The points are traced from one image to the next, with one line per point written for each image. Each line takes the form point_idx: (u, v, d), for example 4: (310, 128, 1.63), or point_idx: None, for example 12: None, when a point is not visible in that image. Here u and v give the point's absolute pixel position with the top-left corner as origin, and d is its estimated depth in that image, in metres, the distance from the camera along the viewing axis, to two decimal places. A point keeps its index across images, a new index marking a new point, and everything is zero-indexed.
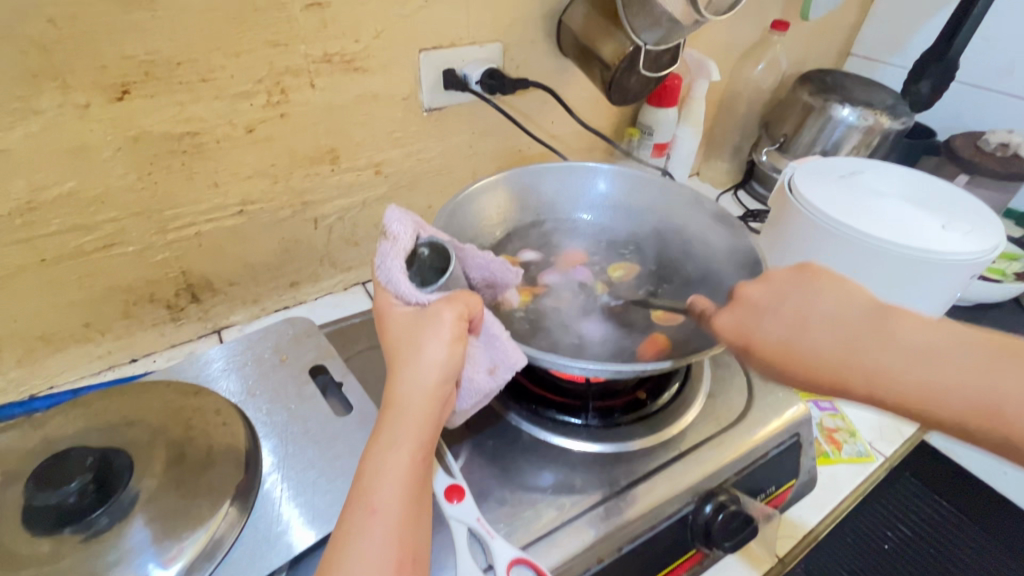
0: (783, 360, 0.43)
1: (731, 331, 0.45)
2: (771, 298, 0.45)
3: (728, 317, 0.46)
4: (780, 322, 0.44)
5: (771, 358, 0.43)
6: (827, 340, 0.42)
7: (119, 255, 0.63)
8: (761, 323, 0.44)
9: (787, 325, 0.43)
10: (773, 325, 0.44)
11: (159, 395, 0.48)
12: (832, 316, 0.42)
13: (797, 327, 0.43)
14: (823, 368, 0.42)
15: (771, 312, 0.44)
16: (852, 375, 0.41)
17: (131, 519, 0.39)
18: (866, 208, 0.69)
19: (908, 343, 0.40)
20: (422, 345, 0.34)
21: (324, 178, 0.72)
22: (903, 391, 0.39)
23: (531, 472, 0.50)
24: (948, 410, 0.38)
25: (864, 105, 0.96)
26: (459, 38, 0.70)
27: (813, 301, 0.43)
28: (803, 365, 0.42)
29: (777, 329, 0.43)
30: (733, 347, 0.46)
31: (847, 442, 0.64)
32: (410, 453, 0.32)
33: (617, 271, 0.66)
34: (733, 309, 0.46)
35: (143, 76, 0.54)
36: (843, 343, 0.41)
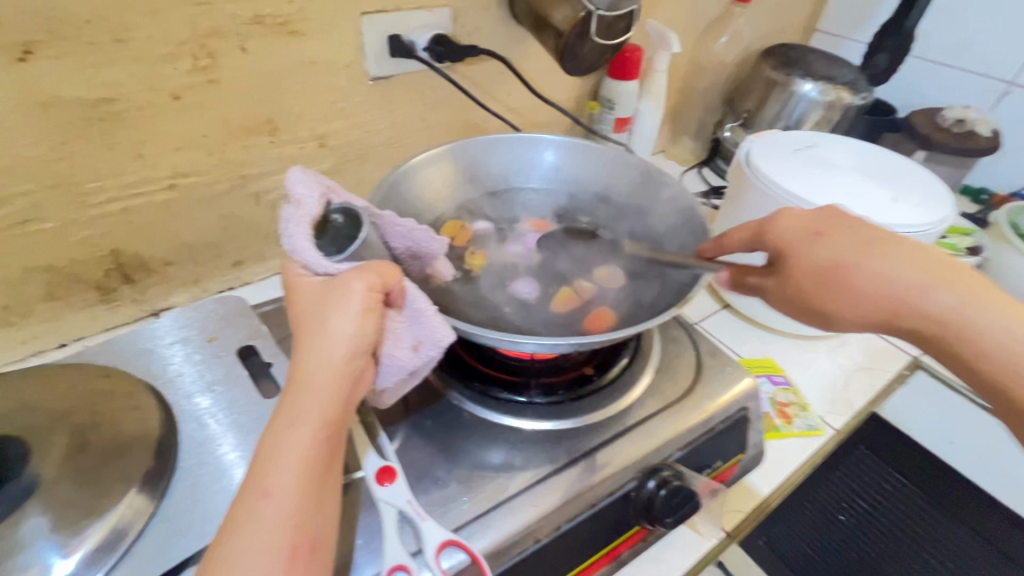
0: (827, 273, 0.46)
1: (801, 236, 0.47)
2: (832, 218, 0.47)
3: (799, 224, 0.48)
4: (844, 236, 0.46)
5: (825, 263, 0.46)
6: (890, 273, 0.44)
7: (37, 232, 0.59)
8: (830, 233, 0.46)
9: (848, 241, 0.46)
10: (839, 240, 0.46)
11: (69, 378, 0.45)
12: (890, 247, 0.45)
13: (859, 246, 0.45)
14: (872, 289, 0.44)
15: (838, 228, 0.47)
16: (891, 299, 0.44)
17: (24, 510, 0.36)
18: (820, 180, 0.68)
19: (949, 292, 0.43)
20: (329, 317, 0.32)
21: (263, 150, 0.68)
22: (927, 316, 0.43)
23: (471, 451, 0.49)
24: (954, 348, 0.43)
25: (825, 79, 0.96)
26: (404, 2, 0.67)
27: (872, 232, 0.46)
28: (854, 279, 0.45)
29: (837, 242, 0.46)
30: (790, 254, 0.47)
31: (798, 416, 0.64)
32: (312, 433, 0.30)
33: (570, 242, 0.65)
34: (801, 218, 0.48)
35: (47, 35, 0.50)
36: (907, 273, 0.44)
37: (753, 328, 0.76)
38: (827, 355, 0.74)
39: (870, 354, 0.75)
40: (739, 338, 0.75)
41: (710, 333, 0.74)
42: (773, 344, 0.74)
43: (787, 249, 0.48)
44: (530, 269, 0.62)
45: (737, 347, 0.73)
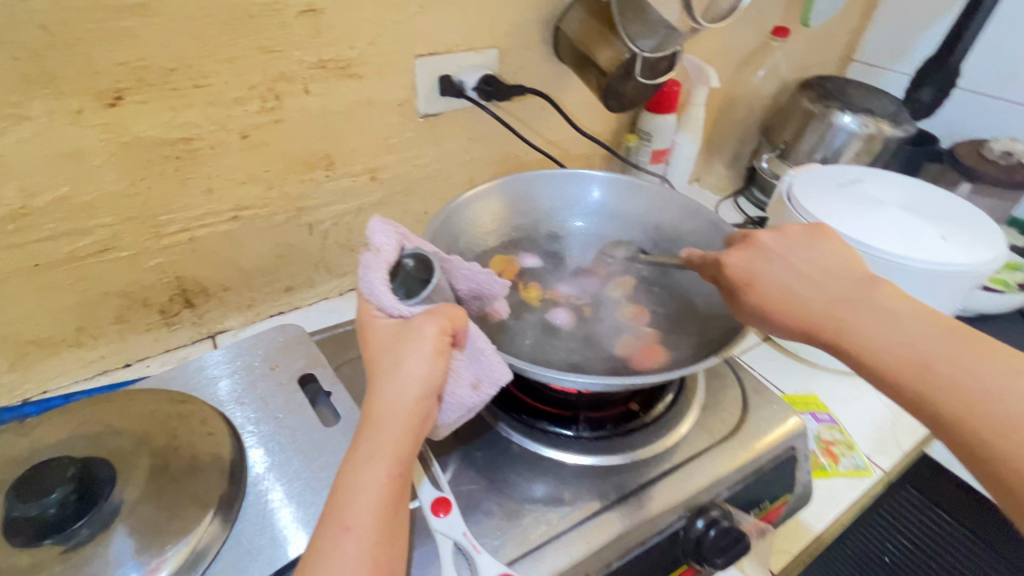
0: (768, 304, 0.48)
1: (739, 272, 0.50)
2: (772, 250, 0.50)
3: (739, 258, 0.51)
4: (780, 268, 0.49)
5: (765, 296, 0.48)
6: (814, 296, 0.47)
7: (113, 261, 0.62)
8: (768, 266, 0.49)
9: (786, 272, 0.49)
10: (773, 273, 0.49)
11: (146, 404, 0.48)
12: (823, 275, 0.48)
13: (790, 275, 0.48)
14: (812, 315, 0.46)
15: (773, 259, 0.50)
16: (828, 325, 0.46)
17: (113, 530, 0.39)
18: (866, 217, 0.68)
19: (882, 310, 0.44)
20: (402, 359, 0.35)
21: (319, 183, 0.71)
22: (868, 341, 0.43)
23: (520, 483, 0.50)
24: (893, 371, 0.42)
25: (864, 112, 0.96)
26: (455, 44, 0.70)
27: (806, 262, 0.49)
28: (791, 310, 0.47)
29: (771, 274, 0.49)
30: (734, 291, 0.51)
31: (845, 456, 0.63)
32: (387, 468, 0.32)
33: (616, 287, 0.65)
34: (744, 254, 0.51)
35: (135, 82, 0.53)
36: (837, 297, 0.46)
37: (795, 362, 0.76)
38: (872, 392, 0.73)
39: None
40: (781, 372, 0.74)
41: (751, 367, 0.73)
42: (816, 379, 0.74)
43: (738, 279, 0.50)
44: (575, 301, 0.64)
45: (779, 382, 0.73)
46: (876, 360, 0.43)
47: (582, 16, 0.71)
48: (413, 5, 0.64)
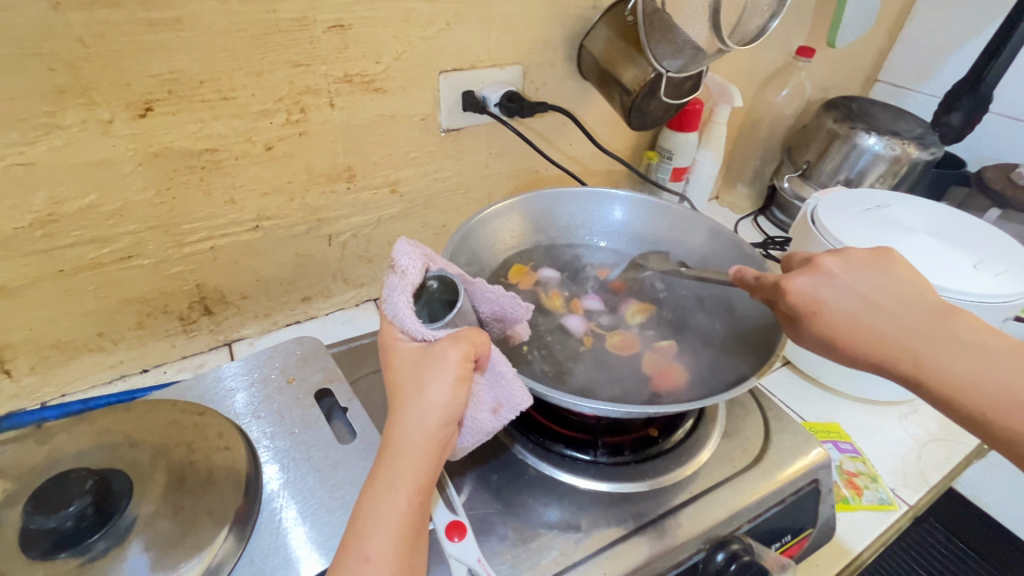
0: (836, 334, 0.46)
1: (805, 299, 0.47)
2: (839, 276, 0.47)
3: (808, 283, 0.47)
4: (848, 297, 0.46)
5: (834, 327, 0.45)
6: (884, 323, 0.45)
7: (136, 268, 0.62)
8: (836, 295, 0.46)
9: (852, 300, 0.46)
10: (840, 301, 0.46)
11: (163, 415, 0.48)
12: (892, 304, 0.45)
13: (860, 303, 0.45)
14: (884, 347, 0.44)
15: (841, 287, 0.46)
16: (900, 357, 0.44)
17: (129, 544, 0.39)
18: (894, 243, 0.66)
19: (959, 342, 0.43)
20: (425, 386, 0.36)
21: (339, 195, 0.71)
22: (946, 376, 0.42)
23: (535, 508, 0.49)
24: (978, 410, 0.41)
25: (891, 133, 0.94)
26: (479, 60, 0.70)
27: (877, 288, 0.46)
28: (859, 341, 0.45)
29: (839, 302, 0.46)
30: (798, 318, 0.47)
31: (868, 488, 0.61)
32: (407, 496, 0.34)
33: (635, 314, 0.65)
34: (810, 279, 0.47)
35: (166, 94, 0.54)
36: (910, 328, 0.44)
37: (816, 389, 0.74)
38: (897, 422, 0.71)
39: (945, 423, 0.71)
40: (802, 398, 0.73)
41: (771, 392, 0.72)
42: (838, 407, 0.72)
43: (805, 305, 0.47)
44: (594, 314, 0.65)
45: (800, 409, 0.71)
46: (957, 397, 0.42)
47: (607, 34, 0.71)
48: (439, 21, 0.64)
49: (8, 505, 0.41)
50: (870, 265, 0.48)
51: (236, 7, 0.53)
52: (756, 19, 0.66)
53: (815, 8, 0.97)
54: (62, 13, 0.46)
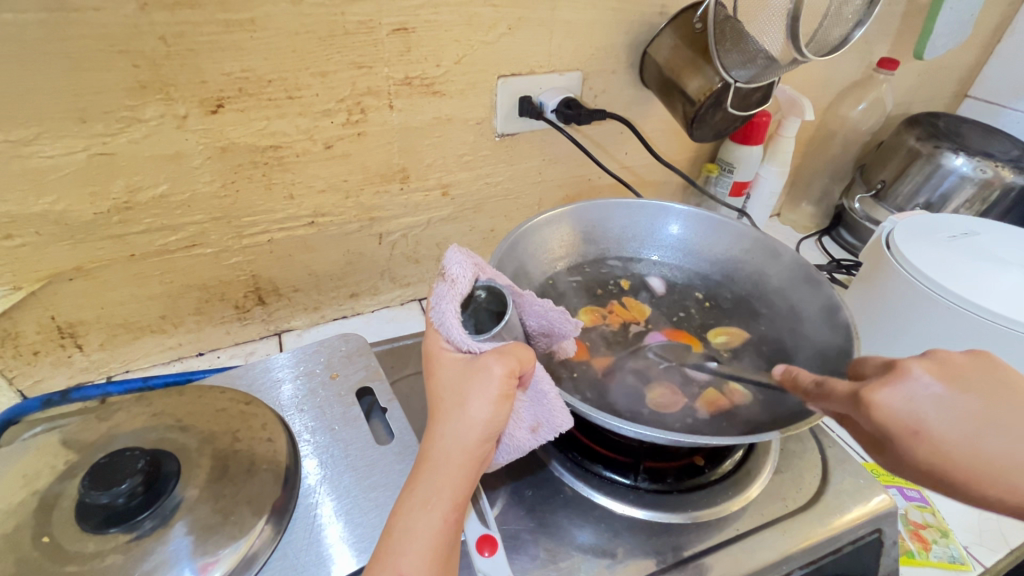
0: (938, 462, 0.38)
1: (899, 419, 0.38)
2: (938, 392, 0.38)
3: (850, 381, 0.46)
4: (952, 416, 0.38)
5: (938, 450, 0.37)
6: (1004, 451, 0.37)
7: (198, 256, 0.65)
8: (936, 414, 0.38)
9: (962, 421, 0.38)
10: (945, 421, 0.38)
11: (213, 402, 0.50)
12: (1005, 420, 0.38)
13: (958, 422, 0.38)
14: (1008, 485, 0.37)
15: (938, 409, 0.38)
16: None
17: (172, 525, 0.40)
18: (982, 277, 0.60)
19: None
20: (468, 400, 0.35)
21: (392, 195, 0.72)
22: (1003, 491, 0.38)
23: (570, 529, 0.47)
24: None
25: (982, 154, 0.86)
26: (539, 65, 0.69)
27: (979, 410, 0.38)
28: (981, 478, 0.37)
29: (943, 422, 0.38)
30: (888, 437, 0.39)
31: (937, 543, 0.56)
32: (443, 514, 0.34)
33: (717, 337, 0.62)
34: (904, 389, 0.39)
35: (237, 92, 0.56)
36: None
37: None
38: None
39: None
40: None
41: (829, 428, 0.67)
42: None
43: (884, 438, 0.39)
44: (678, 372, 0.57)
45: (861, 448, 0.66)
46: None
47: (673, 42, 0.69)
48: (501, 26, 0.64)
49: (68, 476, 0.43)
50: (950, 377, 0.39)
51: (307, 9, 0.54)
52: (837, 28, 0.62)
53: (901, 17, 0.90)
54: (148, 13, 0.49)
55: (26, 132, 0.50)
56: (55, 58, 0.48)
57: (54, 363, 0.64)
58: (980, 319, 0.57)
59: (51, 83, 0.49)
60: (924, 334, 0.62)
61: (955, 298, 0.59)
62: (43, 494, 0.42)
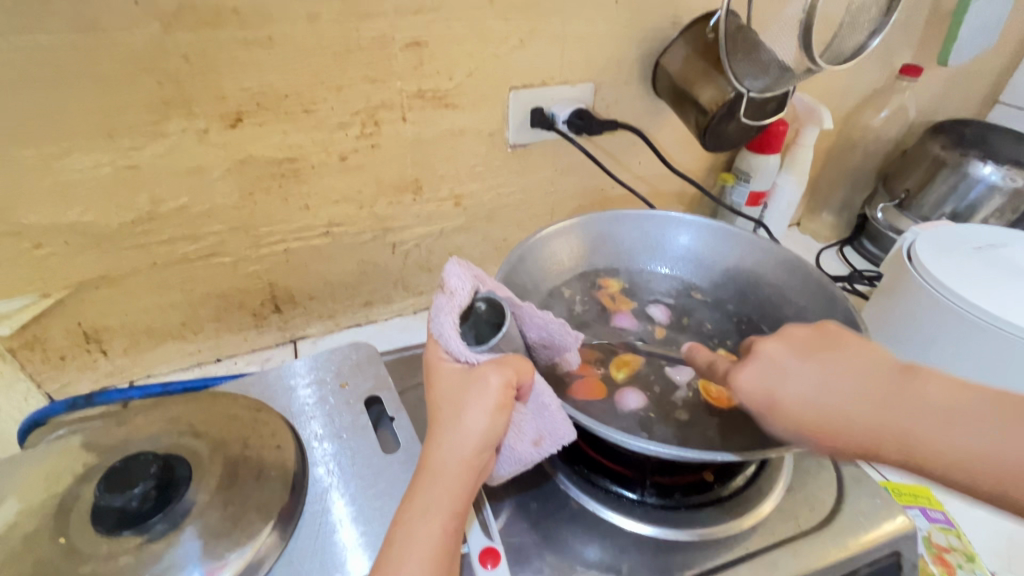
0: (807, 425, 0.40)
1: (760, 396, 0.42)
2: (783, 357, 0.43)
3: (749, 380, 0.43)
4: (805, 382, 0.41)
5: (797, 419, 0.41)
6: (843, 405, 0.40)
7: (217, 265, 0.67)
8: (787, 384, 0.42)
9: (852, 398, 0.40)
10: (800, 387, 0.41)
11: (225, 409, 0.51)
12: (847, 388, 0.40)
13: (823, 388, 0.41)
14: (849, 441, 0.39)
15: (795, 368, 0.42)
16: (887, 440, 0.39)
17: (183, 529, 0.41)
18: (1009, 290, 0.58)
19: (842, 405, 0.40)
20: (464, 411, 0.36)
21: (405, 206, 0.73)
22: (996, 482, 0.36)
23: (576, 543, 0.47)
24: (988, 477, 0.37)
25: (1011, 162, 0.84)
26: (551, 78, 0.70)
27: (829, 376, 0.41)
28: (841, 435, 0.40)
29: (800, 391, 0.41)
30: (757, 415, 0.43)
31: (962, 568, 0.53)
32: (442, 524, 0.35)
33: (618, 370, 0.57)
34: (758, 367, 0.43)
35: (255, 106, 0.57)
36: (868, 418, 0.39)
37: None
38: None
39: None
40: None
41: (848, 445, 0.65)
42: None
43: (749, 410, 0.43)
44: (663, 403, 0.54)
45: (882, 466, 0.63)
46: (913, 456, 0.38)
47: (685, 52, 0.69)
48: (513, 39, 0.64)
49: (84, 480, 0.45)
50: (815, 348, 0.43)
51: (323, 26, 0.56)
52: (850, 37, 0.61)
53: (923, 23, 0.88)
54: (171, 33, 0.51)
55: (57, 147, 0.52)
56: (83, 77, 0.50)
57: (80, 367, 0.67)
58: (1007, 335, 0.56)
59: (80, 101, 0.51)
60: (949, 350, 0.60)
61: (984, 314, 0.57)
62: (62, 496, 0.43)
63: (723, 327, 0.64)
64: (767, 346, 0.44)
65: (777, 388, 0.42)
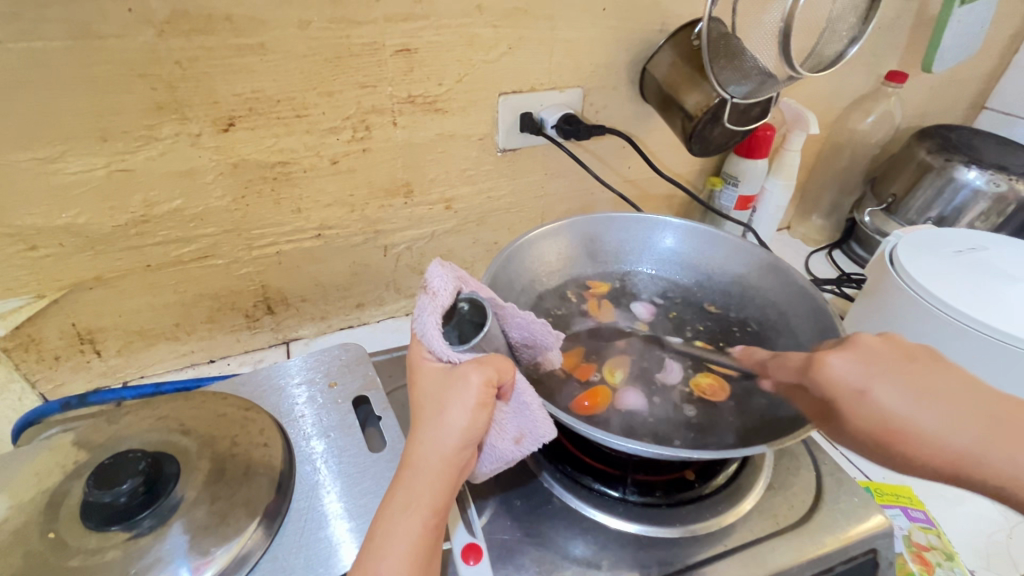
0: (882, 429, 0.42)
1: (847, 385, 0.43)
2: (879, 361, 0.44)
3: (838, 371, 0.44)
4: (898, 392, 0.42)
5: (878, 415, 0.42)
6: (933, 420, 0.41)
7: (210, 267, 0.68)
8: (881, 388, 0.42)
9: (936, 410, 0.42)
10: (893, 394, 0.42)
11: (216, 408, 0.52)
12: (935, 403, 0.42)
13: (910, 400, 0.42)
14: (921, 449, 0.41)
15: (884, 378, 0.43)
16: (964, 455, 0.41)
17: (170, 524, 0.42)
18: (988, 293, 0.59)
19: (925, 420, 0.42)
20: (446, 408, 0.37)
21: (397, 209, 0.74)
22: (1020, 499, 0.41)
23: (558, 540, 0.48)
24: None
25: (995, 167, 0.85)
26: (540, 83, 0.71)
27: (921, 385, 0.43)
28: (914, 441, 0.42)
29: (892, 398, 0.42)
30: (836, 402, 0.44)
31: (941, 566, 0.54)
32: (423, 519, 0.35)
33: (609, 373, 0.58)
34: (849, 361, 0.44)
35: (247, 111, 0.59)
36: (953, 432, 0.41)
37: None
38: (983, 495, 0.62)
39: None
40: None
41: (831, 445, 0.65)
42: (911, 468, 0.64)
43: (831, 399, 0.44)
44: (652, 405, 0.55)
45: (864, 466, 0.64)
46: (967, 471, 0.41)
47: (671, 59, 0.70)
48: (502, 46, 0.66)
49: (74, 477, 0.45)
50: (906, 360, 0.44)
51: (314, 33, 0.57)
52: (831, 44, 0.63)
53: (908, 30, 0.90)
54: (165, 40, 0.52)
55: (53, 151, 0.54)
56: (78, 82, 0.51)
57: (74, 367, 0.67)
58: (984, 338, 0.57)
59: (75, 106, 0.52)
60: None
61: (962, 317, 0.58)
62: (52, 492, 0.44)
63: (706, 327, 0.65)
64: (865, 342, 0.45)
65: (868, 389, 0.43)
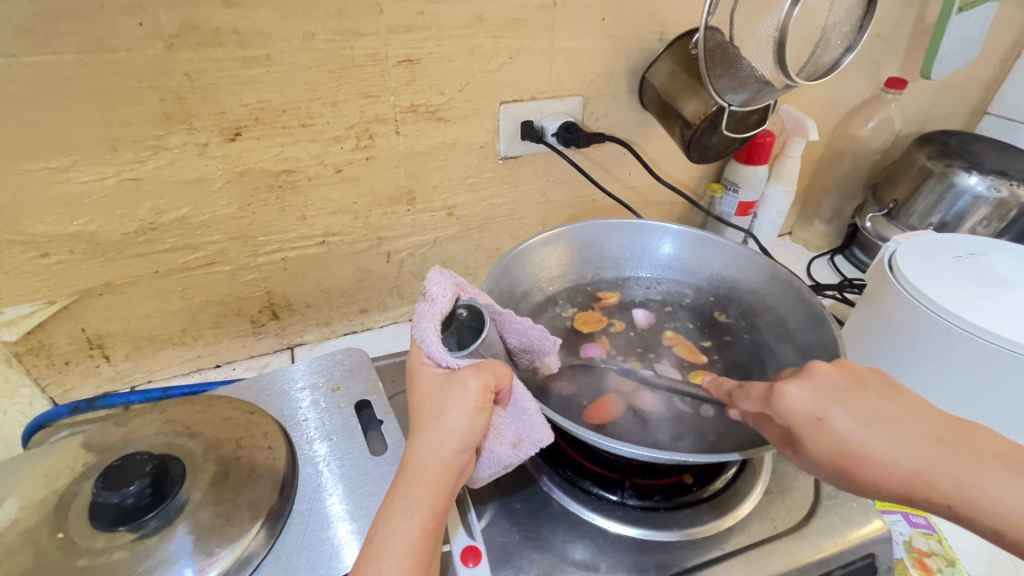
0: (841, 454, 0.40)
1: (804, 411, 0.41)
2: (836, 387, 0.42)
3: (795, 397, 0.42)
4: (857, 417, 0.40)
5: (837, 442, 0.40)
6: (897, 449, 0.39)
7: (217, 273, 0.69)
8: (841, 412, 0.41)
9: (901, 437, 0.39)
10: (850, 419, 0.40)
11: (220, 411, 0.53)
12: (894, 429, 0.40)
13: (868, 424, 0.40)
14: (879, 475, 0.39)
15: (840, 406, 0.41)
16: (935, 483, 0.38)
17: (175, 525, 0.43)
18: (986, 298, 0.60)
19: (891, 449, 0.39)
20: (444, 413, 0.38)
21: (399, 216, 0.75)
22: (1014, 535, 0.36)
23: (557, 543, 0.48)
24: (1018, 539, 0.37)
25: (995, 173, 0.85)
26: (540, 92, 0.72)
27: (880, 409, 0.41)
28: (876, 467, 0.39)
29: (848, 423, 0.40)
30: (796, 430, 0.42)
31: (942, 572, 0.54)
32: (421, 522, 0.36)
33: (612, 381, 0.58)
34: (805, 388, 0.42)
35: (253, 121, 0.60)
36: (919, 461, 0.39)
37: None
38: None
39: None
40: None
41: None
42: None
43: (791, 427, 0.42)
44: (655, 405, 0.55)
45: None
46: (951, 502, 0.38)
47: (670, 67, 0.71)
48: (502, 55, 0.67)
49: (82, 478, 0.46)
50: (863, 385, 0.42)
51: (318, 45, 0.58)
52: (827, 52, 0.64)
53: (908, 37, 0.90)
54: (174, 52, 0.53)
55: (65, 160, 0.55)
56: (90, 94, 0.53)
57: (83, 372, 0.69)
58: (981, 342, 0.57)
59: (86, 117, 0.54)
60: (928, 355, 0.62)
61: (960, 321, 0.58)
62: (61, 493, 0.45)
63: (703, 333, 0.66)
64: (818, 368, 0.43)
65: (824, 415, 0.41)
